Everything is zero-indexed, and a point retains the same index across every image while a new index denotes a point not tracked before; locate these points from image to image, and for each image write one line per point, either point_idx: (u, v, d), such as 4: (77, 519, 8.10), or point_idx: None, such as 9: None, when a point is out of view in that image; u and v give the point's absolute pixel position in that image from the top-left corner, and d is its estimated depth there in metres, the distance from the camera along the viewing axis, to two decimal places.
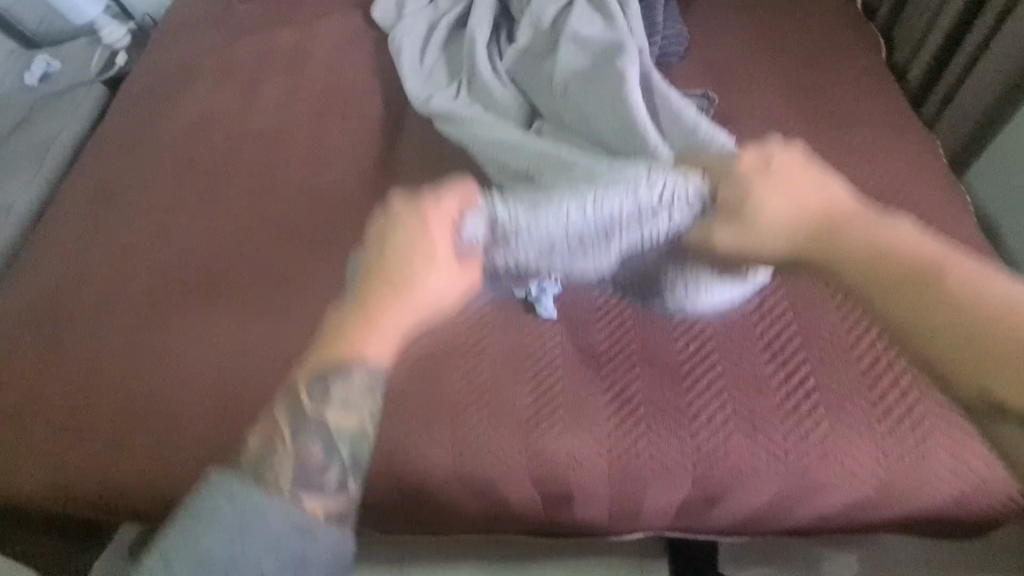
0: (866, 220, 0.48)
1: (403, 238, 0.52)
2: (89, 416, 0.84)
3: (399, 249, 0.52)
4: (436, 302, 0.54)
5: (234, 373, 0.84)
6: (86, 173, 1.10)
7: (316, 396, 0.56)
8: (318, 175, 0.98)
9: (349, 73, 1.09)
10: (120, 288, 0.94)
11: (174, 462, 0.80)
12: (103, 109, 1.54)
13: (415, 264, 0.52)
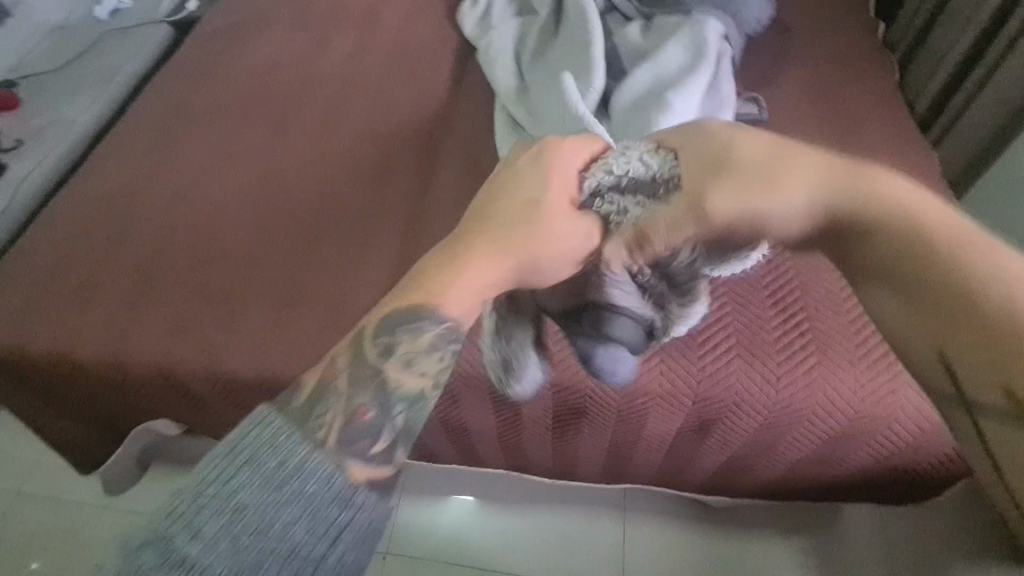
0: (879, 177, 0.49)
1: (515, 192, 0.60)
2: (143, 304, 0.91)
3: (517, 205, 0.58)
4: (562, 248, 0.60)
5: (283, 287, 0.90)
6: (158, 99, 1.18)
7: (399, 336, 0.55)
8: (374, 125, 1.05)
9: (411, 38, 1.17)
10: (181, 199, 1.01)
11: (205, 341, 0.87)
12: (167, 49, 1.60)
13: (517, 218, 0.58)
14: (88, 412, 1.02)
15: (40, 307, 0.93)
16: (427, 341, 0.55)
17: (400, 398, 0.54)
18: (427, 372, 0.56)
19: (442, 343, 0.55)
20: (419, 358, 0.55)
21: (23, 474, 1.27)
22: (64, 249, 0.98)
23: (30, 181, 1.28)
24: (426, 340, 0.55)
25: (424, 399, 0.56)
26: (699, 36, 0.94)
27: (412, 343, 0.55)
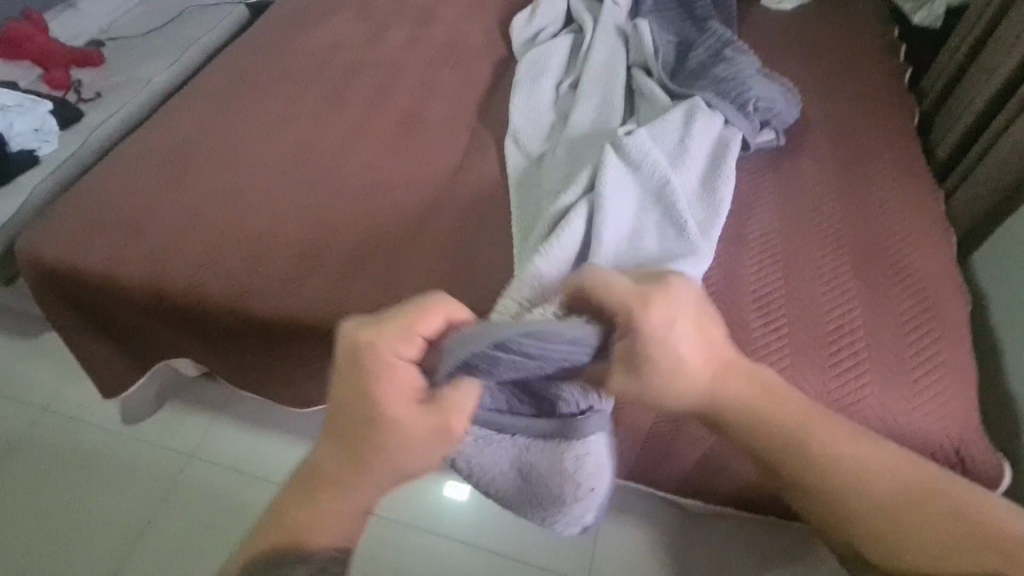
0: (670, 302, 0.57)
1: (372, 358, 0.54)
2: (183, 248, 0.99)
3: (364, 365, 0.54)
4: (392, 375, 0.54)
5: (301, 248, 0.97)
6: (223, 69, 1.29)
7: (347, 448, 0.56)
8: (412, 112, 1.13)
9: (461, 39, 1.26)
10: (230, 157, 1.11)
11: (234, 281, 0.95)
12: (239, 29, 1.74)
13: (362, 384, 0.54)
14: (120, 337, 1.12)
15: (93, 235, 1.03)
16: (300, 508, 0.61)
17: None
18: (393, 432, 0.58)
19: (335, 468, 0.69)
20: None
21: (52, 393, 1.37)
22: (125, 186, 1.09)
23: (102, 129, 1.41)
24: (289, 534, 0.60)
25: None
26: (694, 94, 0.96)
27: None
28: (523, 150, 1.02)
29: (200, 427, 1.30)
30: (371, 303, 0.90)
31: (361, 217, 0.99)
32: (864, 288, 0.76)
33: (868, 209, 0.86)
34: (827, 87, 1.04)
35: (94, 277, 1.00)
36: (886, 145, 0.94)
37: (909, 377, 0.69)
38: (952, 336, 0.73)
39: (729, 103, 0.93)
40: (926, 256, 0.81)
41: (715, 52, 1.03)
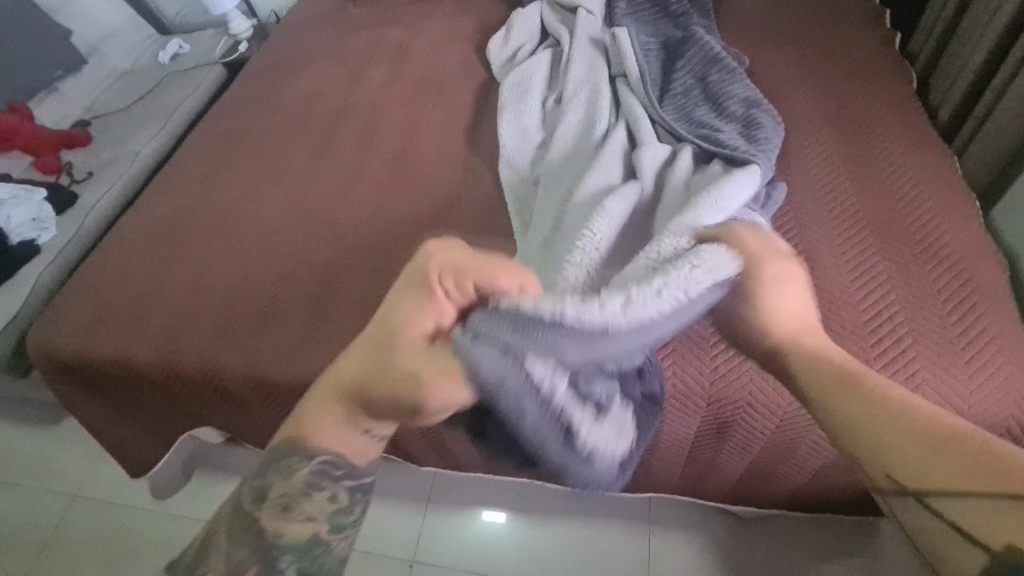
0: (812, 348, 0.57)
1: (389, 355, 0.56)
2: (194, 317, 0.98)
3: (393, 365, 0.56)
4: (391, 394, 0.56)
5: (310, 303, 0.95)
6: (210, 131, 1.29)
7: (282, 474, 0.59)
8: (402, 149, 1.12)
9: (441, 69, 1.26)
10: (229, 219, 1.10)
11: (246, 348, 0.93)
12: (219, 88, 1.74)
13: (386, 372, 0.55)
14: (141, 416, 1.11)
15: (104, 316, 1.02)
16: (305, 480, 0.58)
17: (287, 547, 0.57)
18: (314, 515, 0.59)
19: (325, 478, 0.59)
20: (297, 502, 0.59)
21: (80, 478, 1.36)
22: (128, 264, 1.08)
23: (99, 208, 1.41)
24: (302, 477, 0.58)
25: (317, 541, 0.59)
26: (691, 108, 0.96)
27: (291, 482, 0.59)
28: (519, 175, 1.00)
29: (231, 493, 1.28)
30: None
31: (366, 262, 0.97)
32: (895, 269, 0.73)
33: (883, 182, 0.83)
34: (819, 62, 1.02)
35: (108, 358, 0.99)
36: (889, 114, 0.92)
37: (960, 357, 0.66)
38: (997, 308, 0.69)
39: (737, 131, 0.89)
40: (953, 226, 0.77)
41: (699, 57, 1.01)
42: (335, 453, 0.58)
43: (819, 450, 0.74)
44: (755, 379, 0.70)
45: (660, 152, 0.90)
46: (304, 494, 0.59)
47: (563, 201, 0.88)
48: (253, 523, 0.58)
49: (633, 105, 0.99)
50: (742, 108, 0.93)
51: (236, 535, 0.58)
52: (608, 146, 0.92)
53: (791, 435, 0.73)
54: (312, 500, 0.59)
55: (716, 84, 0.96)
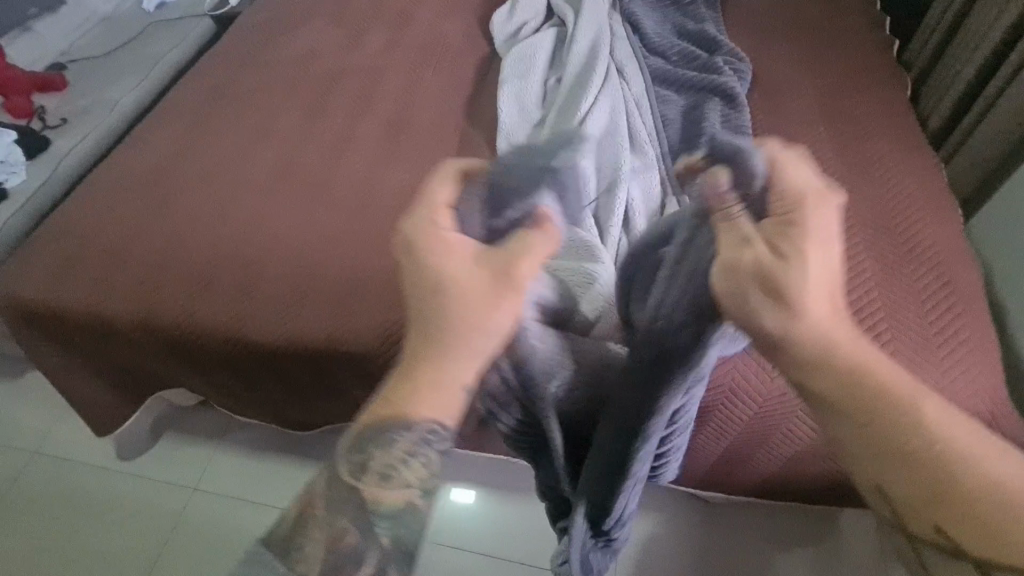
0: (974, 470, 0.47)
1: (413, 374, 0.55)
2: (171, 273, 0.95)
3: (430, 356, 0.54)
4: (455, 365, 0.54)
5: (293, 266, 0.92)
6: (200, 83, 1.24)
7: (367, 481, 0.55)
8: (399, 116, 1.09)
9: (442, 39, 1.23)
10: (214, 176, 1.06)
11: (226, 306, 0.91)
12: (208, 43, 1.68)
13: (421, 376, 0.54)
14: (111, 373, 1.07)
15: (75, 267, 0.98)
16: (402, 451, 0.54)
17: (379, 516, 0.55)
18: (411, 482, 0.55)
19: (423, 447, 0.54)
20: (394, 471, 0.54)
21: (42, 436, 1.31)
22: (104, 215, 1.03)
23: (72, 156, 1.35)
24: (401, 448, 0.54)
25: (409, 511, 0.55)
26: (687, 104, 0.97)
27: (383, 454, 0.54)
28: (514, 148, 0.97)
29: (199, 458, 1.25)
30: (374, 319, 0.86)
31: (354, 228, 0.95)
32: (883, 266, 0.75)
33: (875, 182, 0.85)
34: (822, 61, 1.03)
35: (78, 308, 0.95)
36: (884, 117, 0.94)
37: (938, 356, 0.69)
38: (972, 311, 0.72)
39: (724, 131, 0.90)
40: (939, 230, 0.80)
41: (697, 55, 1.03)
42: (434, 419, 0.53)
43: (805, 431, 0.75)
44: (733, 384, 0.73)
45: (648, 143, 0.89)
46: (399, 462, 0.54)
47: None
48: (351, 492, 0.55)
49: (633, 91, 0.98)
50: (732, 107, 0.94)
51: (333, 502, 0.56)
52: (599, 127, 0.90)
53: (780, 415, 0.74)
54: (407, 468, 0.54)
55: (712, 78, 0.97)
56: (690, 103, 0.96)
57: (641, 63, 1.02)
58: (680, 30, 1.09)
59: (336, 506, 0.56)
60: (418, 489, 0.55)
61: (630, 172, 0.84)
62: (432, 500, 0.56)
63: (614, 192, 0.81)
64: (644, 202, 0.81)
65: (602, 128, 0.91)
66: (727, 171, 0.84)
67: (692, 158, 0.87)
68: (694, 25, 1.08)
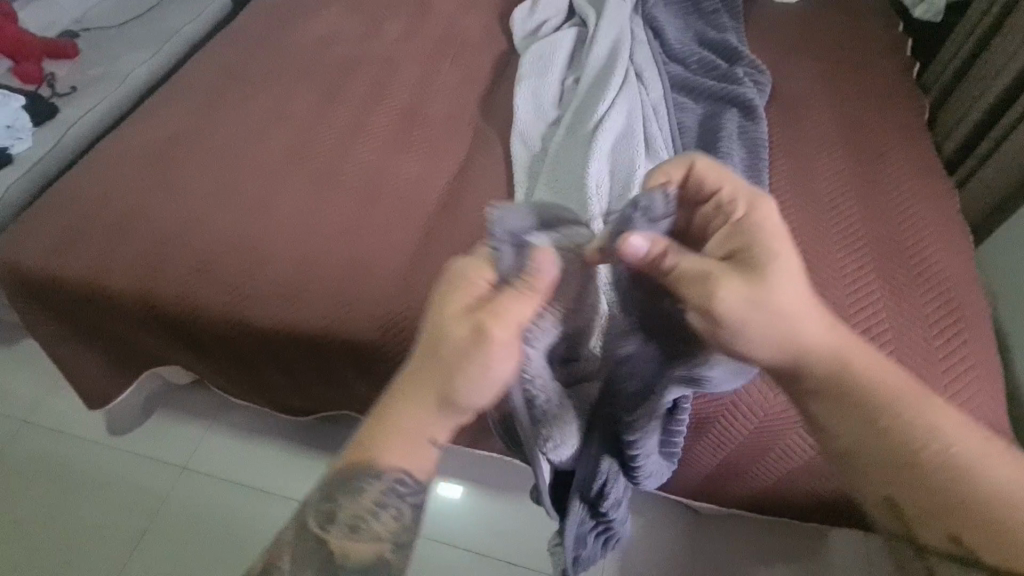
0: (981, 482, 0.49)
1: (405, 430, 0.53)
2: (175, 251, 0.94)
3: (396, 420, 0.53)
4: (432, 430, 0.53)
5: (298, 251, 0.91)
6: (215, 60, 1.23)
7: (342, 535, 0.53)
8: (414, 106, 1.09)
9: (462, 32, 1.22)
10: (225, 154, 1.05)
11: (229, 288, 0.90)
12: (224, 20, 1.66)
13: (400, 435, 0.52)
14: (108, 346, 1.06)
15: (78, 238, 0.97)
16: (373, 502, 0.53)
17: (347, 571, 0.52)
18: (382, 534, 0.54)
19: (393, 497, 0.53)
20: (365, 522, 0.53)
21: (33, 406, 1.30)
22: (110, 187, 1.03)
23: (79, 125, 1.34)
24: (371, 498, 0.53)
25: (379, 564, 0.53)
26: (704, 113, 0.96)
27: (353, 504, 0.53)
28: (527, 145, 0.97)
29: (189, 438, 1.24)
30: (377, 310, 0.86)
31: (363, 216, 0.94)
32: (893, 290, 0.75)
33: (889, 202, 0.85)
34: (842, 79, 1.02)
35: (78, 280, 0.94)
36: (900, 139, 0.94)
37: (942, 381, 0.68)
38: (979, 338, 0.72)
39: (740, 142, 0.90)
40: (950, 257, 0.79)
41: (717, 64, 1.02)
42: (405, 471, 0.53)
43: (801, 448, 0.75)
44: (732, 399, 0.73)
45: (664, 148, 0.88)
46: (371, 512, 0.53)
47: (568, 179, 0.85)
48: (319, 546, 0.52)
49: (650, 96, 0.97)
50: (748, 118, 0.93)
51: (299, 555, 0.52)
52: (615, 130, 0.89)
53: (776, 431, 0.74)
54: (379, 521, 0.54)
55: (730, 88, 0.96)
56: (707, 112, 0.96)
57: (660, 69, 1.02)
58: (701, 38, 1.08)
59: (300, 564, 0.51)
60: (386, 544, 0.54)
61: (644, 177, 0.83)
62: (401, 554, 0.54)
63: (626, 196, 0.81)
64: None
65: (618, 131, 0.90)
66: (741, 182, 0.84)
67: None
68: (715, 33, 1.08)
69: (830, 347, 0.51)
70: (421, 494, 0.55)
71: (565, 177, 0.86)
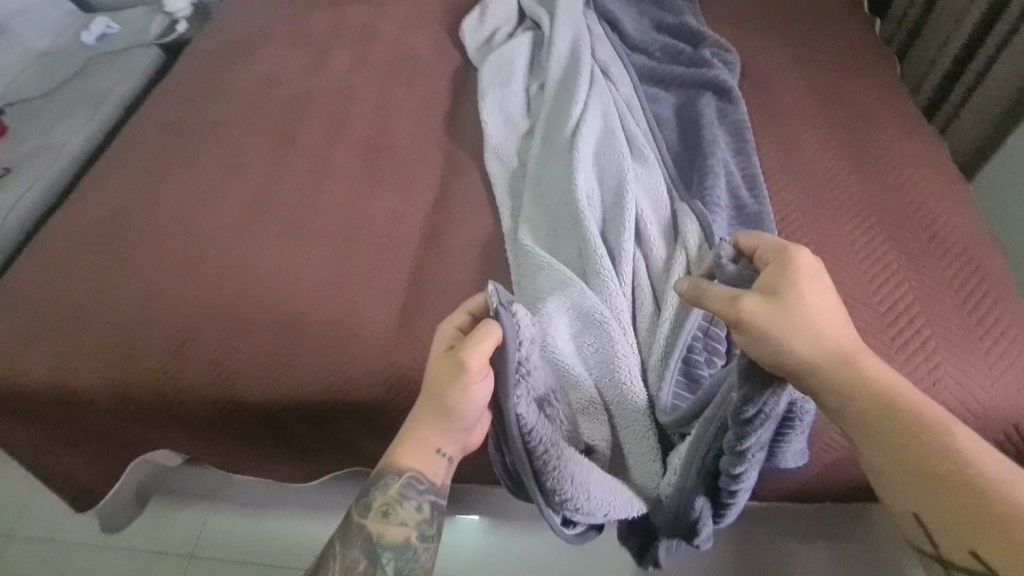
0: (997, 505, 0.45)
1: (429, 442, 0.58)
2: (146, 333, 0.86)
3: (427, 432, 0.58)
4: (432, 448, 0.58)
5: (279, 314, 0.85)
6: (156, 119, 1.15)
7: (376, 517, 0.56)
8: (377, 137, 1.02)
9: (412, 53, 1.16)
10: (183, 219, 0.98)
11: (211, 365, 0.83)
12: (158, 73, 1.57)
13: (427, 447, 0.58)
14: (87, 444, 0.97)
15: (37, 336, 0.89)
16: (397, 492, 0.57)
17: (385, 550, 0.55)
18: (409, 523, 0.57)
19: (412, 491, 0.58)
20: (393, 509, 0.57)
21: (16, 516, 1.20)
22: (64, 273, 0.94)
23: (19, 209, 1.24)
24: (395, 489, 0.57)
25: (412, 549, 0.56)
26: (679, 103, 0.92)
27: (383, 494, 0.57)
28: (502, 163, 0.91)
29: (193, 521, 1.16)
30: (377, 361, 0.80)
31: (343, 263, 0.88)
32: (913, 261, 0.72)
33: (882, 168, 0.82)
34: (808, 46, 1.00)
35: (45, 382, 0.86)
36: (878, 98, 0.91)
37: (980, 347, 0.65)
38: (1004, 296, 0.69)
39: (722, 128, 0.86)
40: (959, 215, 0.77)
41: (682, 49, 0.99)
42: (419, 470, 0.58)
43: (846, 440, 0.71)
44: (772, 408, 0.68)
45: (647, 146, 0.84)
46: (399, 500, 0.57)
47: (553, 193, 0.80)
48: (356, 527, 0.56)
49: (621, 92, 0.93)
50: (724, 100, 0.90)
51: (344, 538, 0.56)
52: (592, 133, 0.85)
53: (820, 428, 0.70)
54: (404, 508, 0.57)
55: (701, 72, 0.93)
56: (682, 102, 0.92)
57: (626, 64, 0.98)
58: (659, 26, 1.05)
59: (346, 542, 0.55)
60: (416, 529, 0.57)
61: (635, 180, 0.79)
62: (430, 544, 0.57)
63: (620, 203, 0.76)
64: (653, 210, 0.76)
65: (596, 135, 0.85)
66: (733, 171, 0.80)
67: (696, 161, 0.82)
68: (674, 18, 1.04)
69: (841, 344, 0.51)
70: (439, 494, 0.59)
71: (548, 192, 0.81)
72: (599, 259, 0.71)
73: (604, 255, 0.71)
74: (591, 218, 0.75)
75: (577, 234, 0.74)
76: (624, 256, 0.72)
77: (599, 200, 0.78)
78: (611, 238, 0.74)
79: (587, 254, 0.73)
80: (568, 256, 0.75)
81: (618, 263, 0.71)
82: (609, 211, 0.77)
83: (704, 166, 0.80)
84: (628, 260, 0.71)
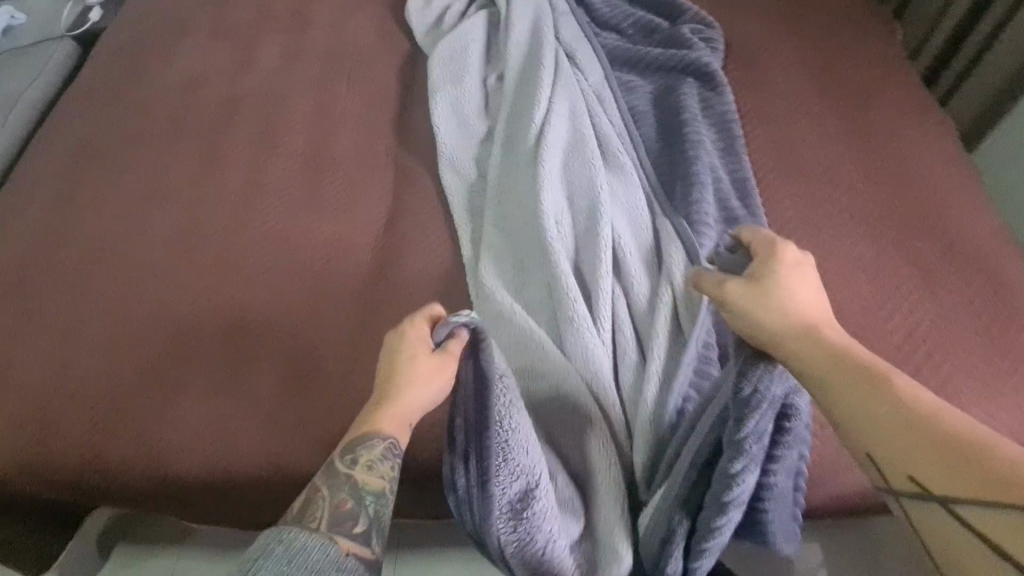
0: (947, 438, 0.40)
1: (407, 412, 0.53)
2: (65, 404, 0.74)
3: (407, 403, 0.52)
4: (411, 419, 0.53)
5: (218, 373, 0.74)
6: (58, 135, 0.99)
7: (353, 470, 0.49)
8: (320, 148, 0.90)
9: (353, 42, 1.02)
10: (96, 259, 0.84)
11: (142, 439, 0.72)
12: (70, 71, 1.38)
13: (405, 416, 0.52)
14: None
15: None
16: (379, 449, 0.50)
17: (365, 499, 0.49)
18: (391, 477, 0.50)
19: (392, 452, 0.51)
20: (373, 464, 0.50)
21: None
22: None
23: None
24: (377, 447, 0.50)
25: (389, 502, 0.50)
26: (656, 93, 0.81)
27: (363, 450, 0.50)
28: (461, 176, 0.80)
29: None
30: (336, 421, 0.71)
31: (288, 304, 0.77)
32: (920, 280, 0.66)
33: (887, 166, 0.74)
34: (800, 16, 0.89)
35: None
36: (879, 79, 0.82)
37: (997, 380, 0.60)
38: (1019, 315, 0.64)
39: (706, 122, 0.76)
40: (968, 219, 0.70)
41: (657, 26, 0.86)
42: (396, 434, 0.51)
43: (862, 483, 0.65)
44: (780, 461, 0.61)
45: (622, 151, 0.73)
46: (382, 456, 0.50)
47: (518, 218, 0.69)
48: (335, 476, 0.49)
49: (590, 83, 0.81)
50: (706, 89, 0.79)
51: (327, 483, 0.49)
52: (559, 140, 0.73)
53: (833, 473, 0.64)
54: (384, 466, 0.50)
55: (679, 54, 0.81)
56: (659, 91, 0.81)
57: (594, 47, 0.85)
58: None
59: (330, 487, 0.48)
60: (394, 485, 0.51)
61: (609, 197, 0.68)
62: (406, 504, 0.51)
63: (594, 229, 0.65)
64: (632, 233, 0.66)
65: (564, 140, 0.74)
66: (723, 178, 0.70)
67: (678, 165, 0.72)
68: None
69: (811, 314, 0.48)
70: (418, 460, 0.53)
71: (512, 215, 0.70)
72: (572, 302, 0.61)
73: (579, 300, 0.62)
74: (562, 250, 0.65)
75: (546, 270, 0.64)
76: (600, 295, 0.62)
77: (569, 223, 0.67)
78: (585, 273, 0.64)
79: (558, 293, 0.63)
80: (536, 296, 0.65)
81: (592, 305, 0.62)
82: (582, 236, 0.66)
83: (688, 172, 0.69)
84: (605, 303, 0.62)
